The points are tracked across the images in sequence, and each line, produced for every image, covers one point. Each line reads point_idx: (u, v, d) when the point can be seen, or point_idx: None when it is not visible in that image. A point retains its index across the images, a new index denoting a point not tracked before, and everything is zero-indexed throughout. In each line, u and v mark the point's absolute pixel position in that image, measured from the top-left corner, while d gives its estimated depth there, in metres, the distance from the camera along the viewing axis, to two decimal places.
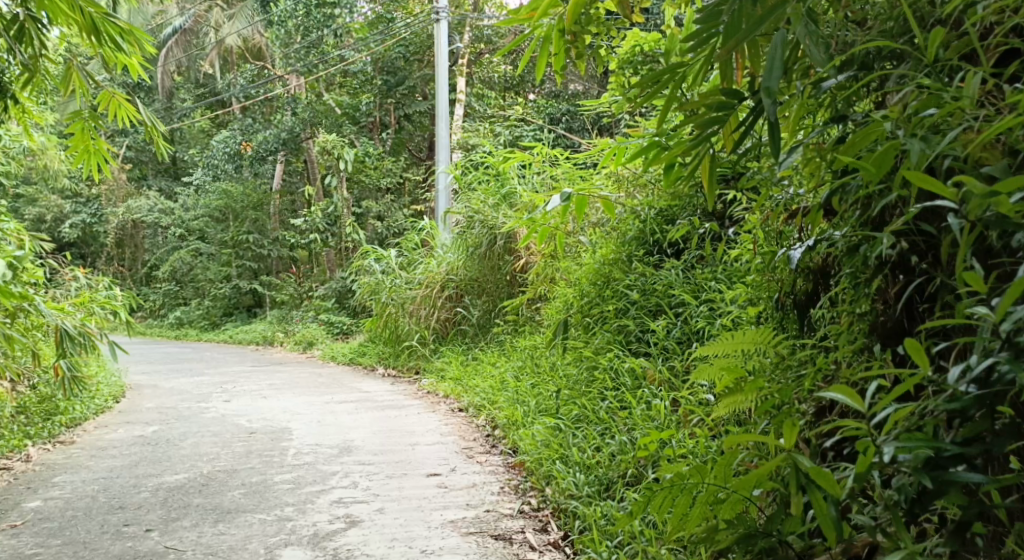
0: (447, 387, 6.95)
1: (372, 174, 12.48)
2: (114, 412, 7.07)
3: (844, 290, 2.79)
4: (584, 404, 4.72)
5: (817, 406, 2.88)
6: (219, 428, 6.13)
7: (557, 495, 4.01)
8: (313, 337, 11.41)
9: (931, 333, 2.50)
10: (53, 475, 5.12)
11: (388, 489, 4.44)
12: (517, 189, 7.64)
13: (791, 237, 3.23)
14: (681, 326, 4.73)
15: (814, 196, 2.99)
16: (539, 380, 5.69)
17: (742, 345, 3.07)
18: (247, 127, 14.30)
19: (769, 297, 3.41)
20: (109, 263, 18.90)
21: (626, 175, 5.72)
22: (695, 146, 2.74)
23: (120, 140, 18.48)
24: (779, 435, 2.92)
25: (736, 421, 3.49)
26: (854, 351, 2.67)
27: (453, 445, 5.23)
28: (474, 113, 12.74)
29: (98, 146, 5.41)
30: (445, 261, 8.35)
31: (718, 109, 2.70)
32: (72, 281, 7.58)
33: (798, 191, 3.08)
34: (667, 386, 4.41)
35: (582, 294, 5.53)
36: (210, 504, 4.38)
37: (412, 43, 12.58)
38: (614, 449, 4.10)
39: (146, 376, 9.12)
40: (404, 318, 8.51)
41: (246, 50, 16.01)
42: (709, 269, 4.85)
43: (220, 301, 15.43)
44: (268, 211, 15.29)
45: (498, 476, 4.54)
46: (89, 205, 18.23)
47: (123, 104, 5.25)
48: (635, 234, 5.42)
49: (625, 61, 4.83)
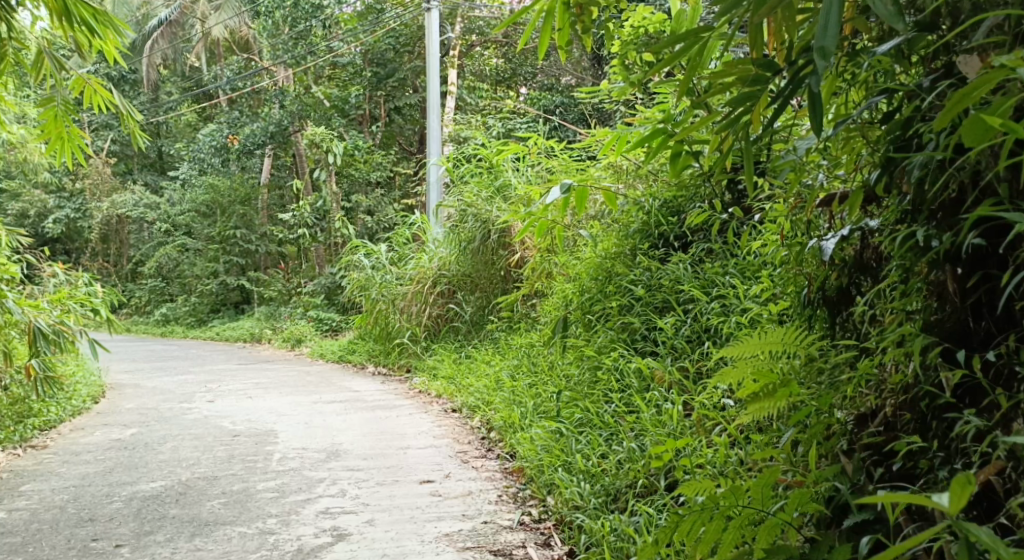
0: (439, 386, 6.66)
1: (362, 167, 12.17)
2: (92, 413, 6.76)
3: (894, 285, 2.55)
4: (586, 406, 4.43)
5: (858, 415, 2.62)
6: (202, 430, 5.82)
7: (560, 505, 3.73)
8: (302, 333, 11.11)
9: (1020, 337, 2.25)
10: (21, 483, 4.81)
11: (379, 498, 4.14)
12: (511, 181, 7.36)
13: (823, 228, 2.97)
14: (691, 323, 4.42)
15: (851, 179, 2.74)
16: (537, 380, 5.40)
17: (768, 345, 2.79)
18: (234, 121, 13.65)
19: (796, 290, 3.12)
20: (94, 259, 18.45)
21: (625, 165, 5.43)
22: (723, 128, 2.46)
23: (105, 134, 18.17)
24: (814, 448, 2.70)
25: (758, 427, 3.21)
26: (902, 355, 2.42)
27: (448, 449, 4.93)
28: (466, 106, 12.32)
29: (72, 133, 5.05)
30: (436, 256, 8.04)
31: (751, 85, 2.40)
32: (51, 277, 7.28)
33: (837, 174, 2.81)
34: (678, 389, 4.11)
35: (582, 289, 5.23)
36: (186, 516, 4.07)
37: (403, 35, 12.21)
38: (621, 456, 3.81)
39: (128, 375, 8.79)
40: (394, 315, 8.21)
41: (234, 42, 15.71)
42: (720, 262, 4.56)
43: (207, 298, 15.08)
44: (256, 206, 14.99)
45: (496, 483, 4.26)
46: (73, 200, 17.86)
47: (98, 91, 4.88)
48: (638, 227, 5.13)
49: (630, 42, 4.52)
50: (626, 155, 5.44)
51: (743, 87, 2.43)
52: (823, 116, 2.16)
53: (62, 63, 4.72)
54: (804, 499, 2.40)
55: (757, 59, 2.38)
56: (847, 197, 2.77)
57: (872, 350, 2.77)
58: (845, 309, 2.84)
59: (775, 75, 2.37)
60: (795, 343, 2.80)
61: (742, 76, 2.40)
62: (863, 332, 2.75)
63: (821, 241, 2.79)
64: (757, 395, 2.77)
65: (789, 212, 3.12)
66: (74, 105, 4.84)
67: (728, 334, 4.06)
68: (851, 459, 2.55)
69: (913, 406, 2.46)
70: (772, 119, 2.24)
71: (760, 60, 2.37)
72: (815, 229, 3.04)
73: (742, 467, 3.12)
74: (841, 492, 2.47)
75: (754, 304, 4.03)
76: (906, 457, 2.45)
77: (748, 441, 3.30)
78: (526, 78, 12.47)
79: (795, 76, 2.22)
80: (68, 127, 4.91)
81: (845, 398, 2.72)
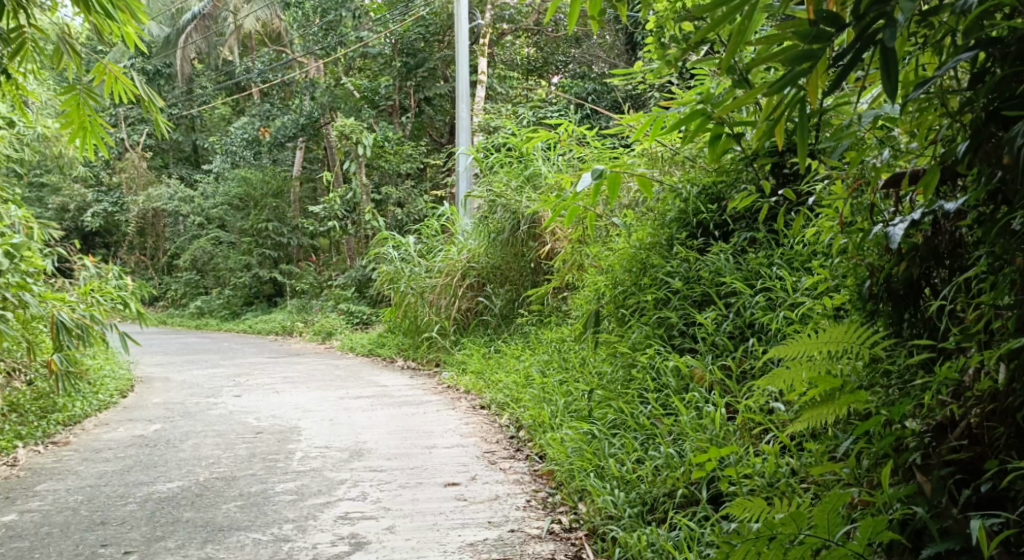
0: (467, 381, 6.42)
1: (392, 159, 11.86)
2: (118, 408, 6.45)
3: (982, 278, 2.27)
4: (621, 407, 4.16)
5: (935, 425, 2.37)
6: (224, 426, 5.59)
7: (592, 514, 3.47)
8: (333, 326, 10.92)
9: None
10: (37, 482, 4.52)
11: (401, 502, 3.90)
12: (542, 170, 7.10)
13: (888, 216, 2.72)
14: (733, 319, 4.12)
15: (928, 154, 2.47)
16: (568, 377, 5.14)
17: (826, 347, 2.60)
18: (265, 113, 13.75)
19: (857, 281, 2.86)
20: (131, 252, 18.32)
21: (661, 151, 5.15)
22: (773, 94, 2.16)
23: (141, 128, 18.13)
24: (881, 458, 2.46)
25: (814, 433, 2.94)
26: (993, 357, 2.14)
27: (475, 449, 4.68)
28: (496, 96, 11.97)
29: (95, 126, 4.64)
30: (466, 248, 7.79)
31: (811, 42, 2.10)
32: (82, 270, 6.75)
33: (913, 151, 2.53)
34: (720, 390, 3.82)
35: (615, 281, 4.95)
36: (201, 520, 3.80)
37: (433, 24, 11.91)
38: (658, 462, 3.52)
39: (158, 368, 8.60)
40: (423, 308, 7.96)
41: (266, 34, 15.57)
42: (765, 252, 4.27)
43: (241, 290, 14.89)
44: (288, 198, 14.81)
45: (524, 487, 4.00)
46: (111, 194, 17.79)
47: (120, 79, 4.51)
48: (675, 215, 4.81)
49: (665, 18, 4.22)
50: (663, 140, 5.16)
51: (801, 45, 2.14)
52: (898, 78, 1.94)
53: (76, 46, 4.31)
54: (878, 528, 2.16)
55: (819, 14, 2.10)
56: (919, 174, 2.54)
57: (949, 351, 2.55)
58: (919, 301, 2.58)
59: (840, 31, 2.08)
60: (855, 344, 2.59)
61: (802, 33, 2.12)
62: (943, 331, 2.52)
63: (888, 227, 2.53)
64: (815, 401, 2.58)
65: (851, 194, 2.86)
66: (96, 92, 4.44)
67: (777, 331, 3.78)
68: (929, 477, 2.29)
69: (1004, 417, 2.19)
70: (838, 81, 1.98)
71: (824, 13, 2.09)
72: (878, 214, 2.80)
73: (796, 480, 2.85)
74: (919, 516, 2.22)
75: (805, 298, 3.74)
76: (1000, 481, 2.19)
77: (802, 449, 3.03)
78: (559, 66, 12.21)
79: (862, 31, 1.98)
80: (92, 117, 4.49)
81: (919, 406, 2.47)
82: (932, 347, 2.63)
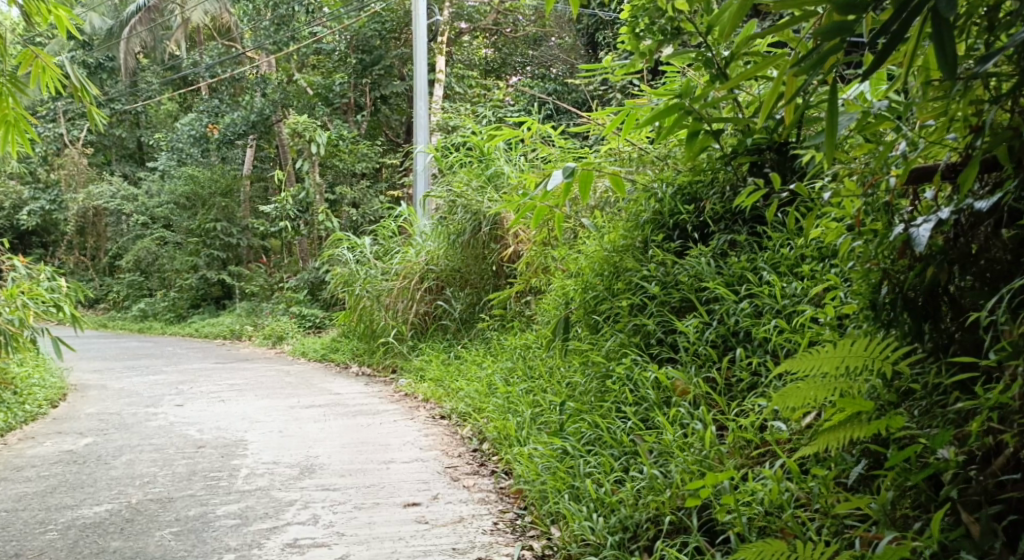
0: (426, 390, 6.07)
1: (346, 158, 11.41)
2: (47, 420, 5.98)
3: None
4: (595, 422, 3.85)
5: (982, 452, 2.31)
6: (163, 440, 5.19)
7: (566, 541, 3.16)
8: (283, 330, 10.48)
9: None
10: None
11: (355, 527, 3.54)
12: (503, 170, 6.80)
13: (908, 216, 2.54)
14: (716, 327, 3.84)
15: (966, 140, 2.28)
16: (534, 386, 4.81)
17: (843, 361, 2.43)
18: (214, 109, 13.16)
19: (871, 289, 2.65)
20: (71, 252, 17.55)
21: (633, 150, 4.86)
22: (801, 70, 1.87)
23: (81, 123, 17.41)
24: (918, 493, 2.41)
25: (820, 455, 2.75)
26: None
27: (436, 464, 4.33)
28: (454, 96, 11.27)
29: (20, 121, 4.05)
30: (424, 249, 7.44)
31: (848, 13, 1.83)
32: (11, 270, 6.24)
33: (947, 138, 2.32)
34: (705, 404, 3.54)
35: (586, 286, 4.65)
36: (130, 550, 3.41)
37: (389, 21, 11.48)
38: (641, 484, 3.21)
39: (94, 374, 8.10)
40: (379, 312, 7.58)
41: (215, 29, 15.06)
42: (748, 256, 4.01)
43: (187, 292, 14.34)
44: (237, 198, 14.27)
45: (490, 508, 3.67)
46: (50, 192, 17.08)
47: (49, 68, 3.96)
48: (650, 216, 4.52)
49: (643, 6, 3.91)
50: (633, 139, 4.86)
51: (832, 16, 1.87)
52: (952, 60, 1.73)
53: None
54: None
55: None
56: (955, 168, 2.41)
57: (991, 371, 2.40)
58: (941, 312, 2.47)
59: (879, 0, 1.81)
60: (875, 357, 2.44)
61: (840, 3, 1.84)
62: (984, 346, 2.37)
63: (913, 229, 2.39)
64: (833, 423, 2.43)
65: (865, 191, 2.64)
66: (21, 82, 3.88)
67: (769, 342, 3.54)
68: (978, 517, 2.22)
69: None
70: (882, 62, 1.72)
71: None
72: (896, 215, 2.61)
73: (801, 509, 2.67)
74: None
75: (807, 307, 3.49)
76: None
77: (807, 473, 2.82)
78: (518, 66, 11.89)
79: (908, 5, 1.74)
80: (18, 109, 3.97)
81: (959, 433, 2.38)
82: (964, 363, 2.46)
